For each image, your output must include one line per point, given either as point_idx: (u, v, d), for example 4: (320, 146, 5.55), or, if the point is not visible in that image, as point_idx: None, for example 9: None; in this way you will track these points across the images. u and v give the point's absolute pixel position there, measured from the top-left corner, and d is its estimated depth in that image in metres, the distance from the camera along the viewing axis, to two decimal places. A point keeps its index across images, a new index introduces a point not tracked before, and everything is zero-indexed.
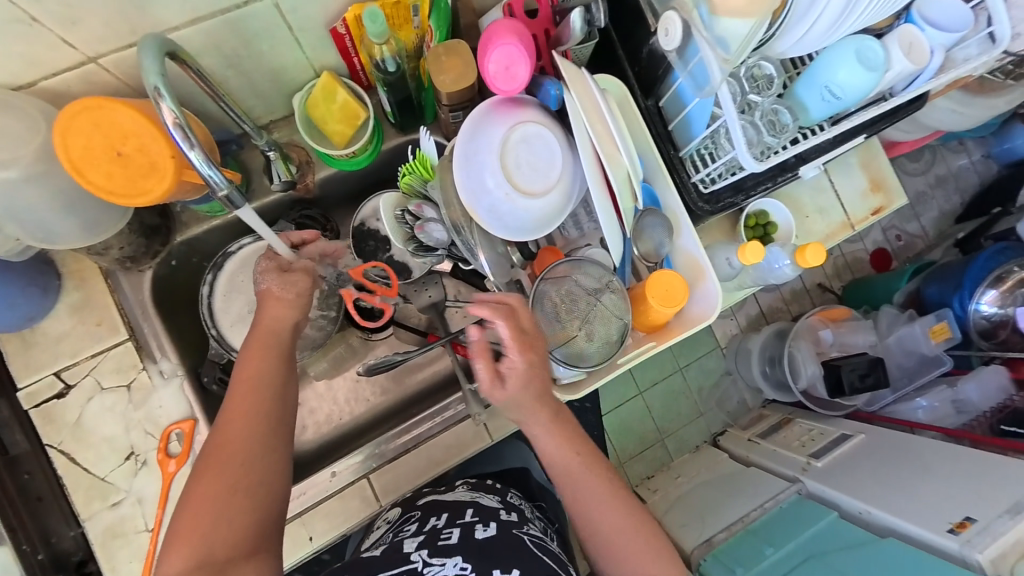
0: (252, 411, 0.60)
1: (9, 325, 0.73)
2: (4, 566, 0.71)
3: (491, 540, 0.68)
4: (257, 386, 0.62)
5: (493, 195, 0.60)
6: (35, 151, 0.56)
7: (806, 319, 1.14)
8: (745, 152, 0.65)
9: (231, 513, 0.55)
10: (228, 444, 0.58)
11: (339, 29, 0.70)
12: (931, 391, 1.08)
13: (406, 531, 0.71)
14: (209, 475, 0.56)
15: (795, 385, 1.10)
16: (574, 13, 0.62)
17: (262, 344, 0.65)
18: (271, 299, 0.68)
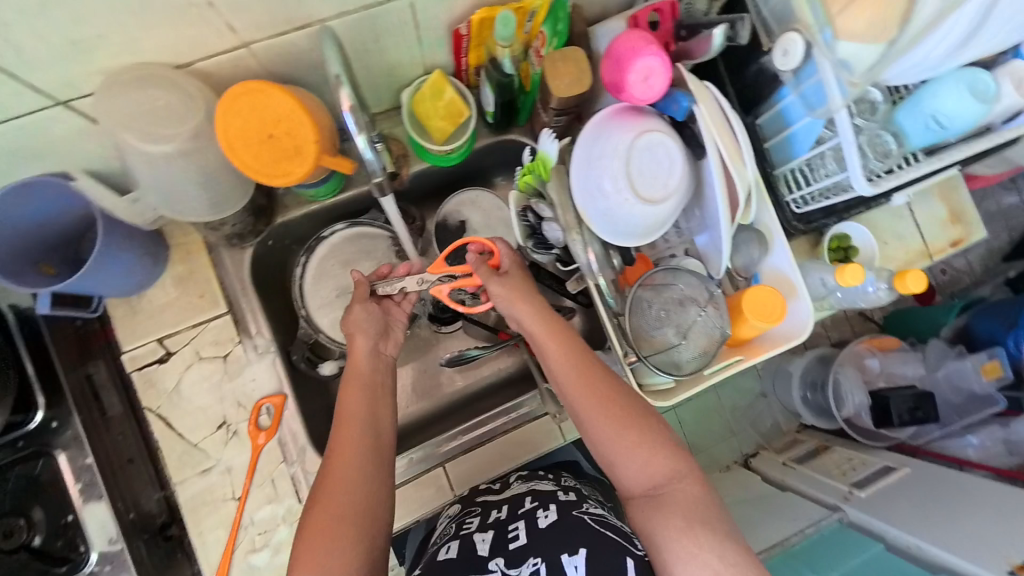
0: (351, 445, 0.63)
1: (122, 290, 0.76)
2: (101, 522, 0.73)
3: (554, 525, 0.65)
4: (355, 421, 0.65)
5: (613, 201, 0.62)
6: (190, 129, 0.59)
7: (852, 345, 1.12)
8: (860, 178, 0.66)
9: (344, 543, 0.57)
10: (334, 479, 0.61)
11: (462, 31, 0.74)
12: (982, 429, 1.06)
13: (470, 526, 0.69)
14: (322, 508, 0.59)
15: (839, 412, 1.07)
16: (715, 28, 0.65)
17: (356, 383, 0.68)
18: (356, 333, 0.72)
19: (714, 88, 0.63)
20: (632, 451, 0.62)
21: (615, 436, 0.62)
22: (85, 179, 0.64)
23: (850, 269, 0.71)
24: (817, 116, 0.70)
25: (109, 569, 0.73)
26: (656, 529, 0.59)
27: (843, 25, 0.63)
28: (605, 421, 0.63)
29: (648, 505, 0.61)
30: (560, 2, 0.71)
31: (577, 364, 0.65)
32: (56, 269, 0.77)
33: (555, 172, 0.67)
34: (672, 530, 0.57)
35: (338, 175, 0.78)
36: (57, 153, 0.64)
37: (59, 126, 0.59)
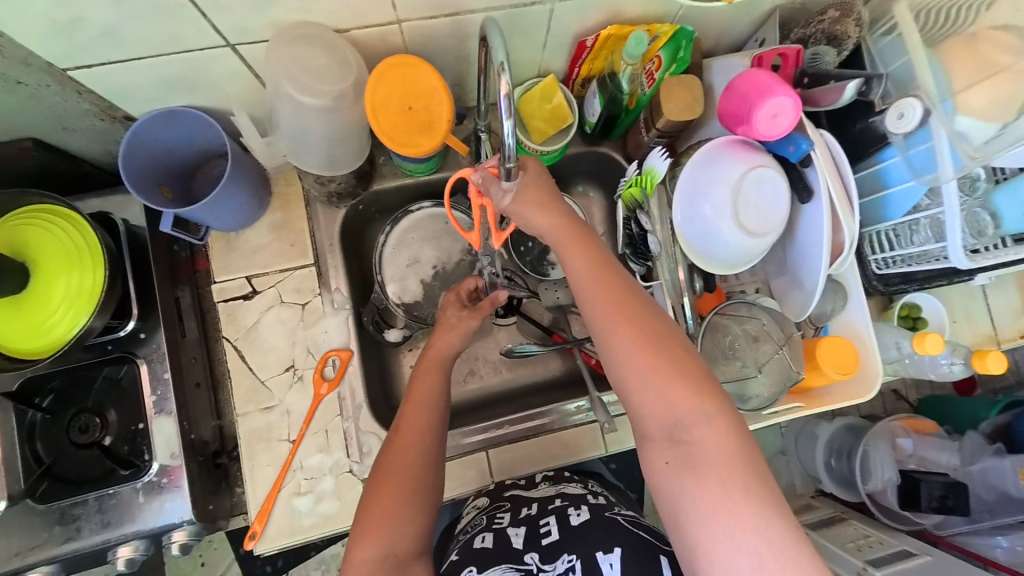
0: (423, 424, 0.67)
1: (226, 225, 0.80)
2: (166, 436, 0.77)
3: (586, 524, 0.66)
4: (427, 401, 0.69)
5: (714, 226, 0.65)
6: (337, 90, 0.64)
7: (885, 421, 1.09)
8: (959, 249, 0.68)
9: (407, 516, 0.63)
10: (403, 451, 0.66)
11: (587, 42, 0.77)
12: (1015, 532, 0.98)
13: (502, 519, 0.71)
14: (390, 480, 0.64)
15: (863, 484, 1.05)
16: (849, 81, 0.68)
17: (431, 370, 0.73)
18: (446, 325, 0.78)
19: (828, 137, 0.66)
20: (655, 385, 0.54)
21: (637, 366, 0.55)
22: (241, 117, 0.73)
23: (929, 338, 0.74)
24: (922, 181, 0.70)
25: (165, 482, 0.76)
26: (680, 484, 0.52)
27: (963, 101, 0.65)
28: (626, 345, 0.55)
29: (672, 455, 0.53)
30: (684, 31, 0.74)
31: (600, 281, 0.58)
32: (172, 194, 0.79)
33: (658, 188, 0.70)
34: (704, 493, 0.51)
35: (437, 158, 0.80)
36: (206, 89, 0.69)
37: (218, 66, 0.64)
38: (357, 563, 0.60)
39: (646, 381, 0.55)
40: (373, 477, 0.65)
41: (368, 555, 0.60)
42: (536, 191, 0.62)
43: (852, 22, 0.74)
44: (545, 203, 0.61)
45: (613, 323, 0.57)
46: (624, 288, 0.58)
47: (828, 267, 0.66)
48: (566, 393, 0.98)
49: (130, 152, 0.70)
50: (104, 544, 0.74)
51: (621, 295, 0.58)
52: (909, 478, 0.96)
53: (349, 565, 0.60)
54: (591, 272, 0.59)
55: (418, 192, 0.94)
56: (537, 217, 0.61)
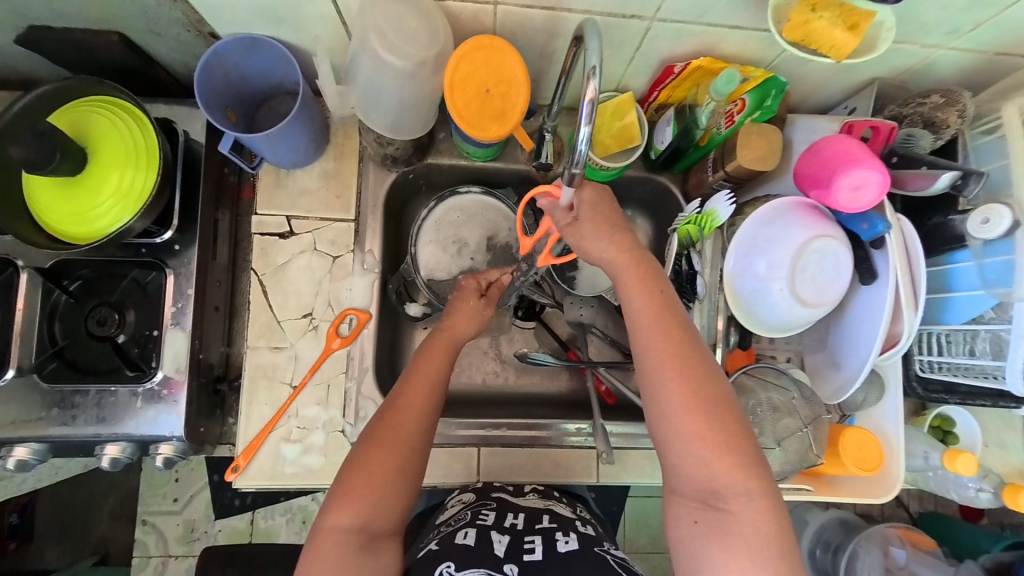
0: (421, 403, 0.67)
1: (279, 162, 0.81)
2: (177, 349, 0.78)
3: (574, 554, 0.65)
4: (431, 378, 0.69)
5: (766, 286, 0.62)
6: (422, 56, 0.62)
7: (882, 526, 1.04)
8: (1018, 374, 0.64)
9: (388, 495, 0.62)
10: (398, 429, 0.65)
11: (675, 68, 0.75)
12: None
13: (487, 520, 0.70)
14: (380, 453, 0.63)
15: None
16: (946, 172, 0.65)
17: (440, 350, 0.73)
18: (461, 309, 0.78)
19: (907, 224, 0.61)
20: (698, 448, 0.55)
21: (685, 425, 0.56)
22: (324, 58, 0.68)
23: (964, 458, 0.68)
24: (993, 294, 0.66)
25: (165, 394, 0.77)
26: (703, 542, 0.54)
27: None
28: (679, 408, 0.56)
29: (703, 516, 0.56)
30: (777, 81, 0.72)
31: (660, 334, 0.59)
32: (236, 119, 0.81)
33: (715, 233, 0.68)
34: (728, 560, 0.53)
35: (498, 146, 0.80)
36: (294, 25, 0.70)
37: (312, 5, 0.65)
38: (328, 531, 0.60)
39: (690, 445, 0.56)
40: (364, 443, 0.65)
41: (342, 523, 0.60)
42: (608, 228, 0.62)
43: (955, 112, 0.70)
44: (618, 242, 0.62)
45: (666, 377, 0.57)
46: (686, 343, 0.58)
47: (875, 356, 0.62)
48: (567, 412, 0.95)
49: (207, 70, 0.71)
50: (94, 438, 0.76)
51: (680, 351, 0.58)
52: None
53: (317, 531, 0.60)
54: (650, 323, 0.59)
55: (468, 176, 0.94)
56: (609, 253, 0.62)
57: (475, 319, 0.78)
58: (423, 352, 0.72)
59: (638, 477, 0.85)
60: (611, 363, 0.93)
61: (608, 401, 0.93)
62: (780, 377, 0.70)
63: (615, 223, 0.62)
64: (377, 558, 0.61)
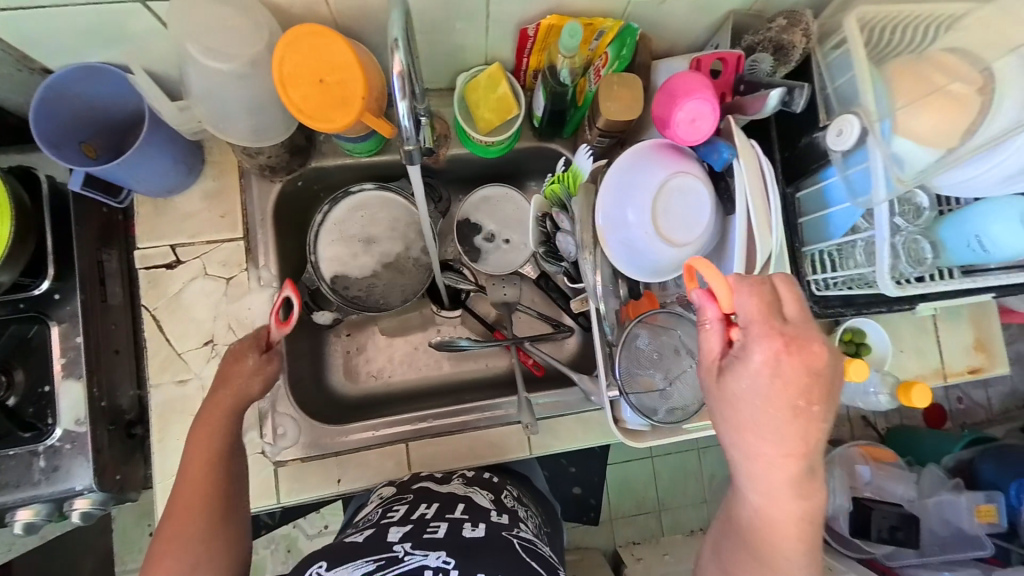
0: (203, 488, 0.61)
1: (151, 190, 0.78)
2: (73, 401, 0.76)
3: (478, 540, 0.62)
4: (213, 460, 0.63)
5: (632, 231, 0.63)
6: (250, 56, 0.61)
7: (845, 447, 1.06)
8: (886, 276, 0.66)
9: (207, 561, 0.58)
10: (184, 527, 0.59)
11: (529, 31, 0.74)
12: (961, 569, 0.97)
13: (392, 517, 0.68)
14: (166, 557, 0.57)
15: (816, 509, 1.03)
16: (774, 90, 0.63)
17: (213, 423, 0.65)
18: (237, 364, 0.69)
19: (758, 147, 0.61)
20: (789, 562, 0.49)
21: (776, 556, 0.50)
22: (141, 76, 0.66)
23: (853, 365, 0.71)
24: (857, 204, 0.67)
25: (69, 448, 0.75)
26: None
27: (903, 121, 0.62)
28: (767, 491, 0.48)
29: None
30: (631, 29, 0.71)
31: (772, 408, 0.46)
32: (98, 153, 0.77)
33: (585, 188, 0.67)
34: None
35: (378, 137, 0.78)
36: (122, 47, 0.66)
37: (132, 22, 0.61)
38: None
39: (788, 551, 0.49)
40: (162, 526, 0.60)
41: None
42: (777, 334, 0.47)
43: (800, 32, 0.71)
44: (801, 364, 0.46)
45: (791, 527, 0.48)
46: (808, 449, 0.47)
47: None
48: (503, 392, 0.95)
49: (44, 106, 0.68)
50: (4, 506, 0.73)
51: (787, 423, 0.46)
52: (861, 506, 1.00)
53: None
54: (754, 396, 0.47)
55: (362, 174, 0.92)
56: (750, 379, 0.47)
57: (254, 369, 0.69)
58: (196, 421, 0.65)
59: (572, 442, 0.86)
60: (535, 335, 0.94)
61: (536, 372, 0.94)
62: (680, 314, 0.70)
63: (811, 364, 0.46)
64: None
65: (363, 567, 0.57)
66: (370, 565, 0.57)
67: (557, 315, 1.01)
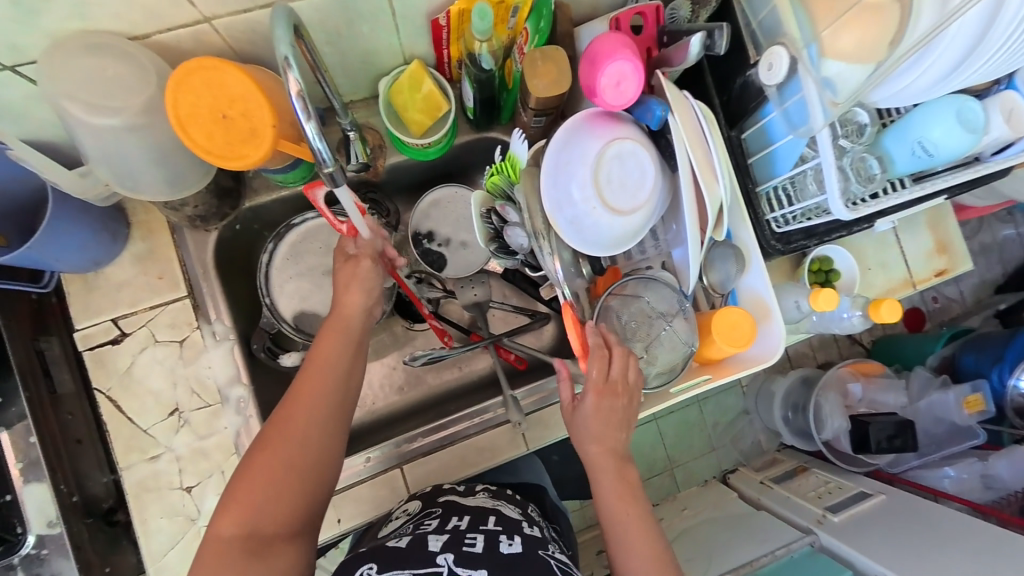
0: (316, 394, 0.60)
1: (76, 266, 0.73)
2: (39, 503, 0.71)
3: (517, 558, 0.63)
4: (330, 369, 0.62)
5: (578, 207, 0.61)
6: (144, 103, 0.56)
7: (834, 369, 1.07)
8: (839, 202, 0.64)
9: (286, 489, 0.57)
10: (288, 426, 0.58)
11: (440, 21, 0.70)
12: (960, 461, 1.03)
13: (428, 527, 0.67)
14: (265, 452, 0.57)
15: (818, 434, 1.05)
16: (695, 36, 0.60)
17: (336, 334, 0.65)
18: (346, 286, 0.67)
19: (691, 96, 0.60)
20: None
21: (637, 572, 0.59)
22: (18, 146, 0.56)
23: (823, 293, 0.70)
24: (799, 134, 0.66)
25: (47, 552, 0.71)
26: None
27: (830, 43, 0.62)
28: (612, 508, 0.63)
29: None
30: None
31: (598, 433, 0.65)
32: (8, 239, 0.71)
33: (526, 174, 0.64)
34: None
35: (307, 164, 0.75)
36: (6, 121, 0.61)
37: (5, 92, 0.56)
38: (213, 541, 0.54)
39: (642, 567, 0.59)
40: (254, 444, 0.58)
41: (227, 529, 0.54)
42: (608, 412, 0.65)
43: None
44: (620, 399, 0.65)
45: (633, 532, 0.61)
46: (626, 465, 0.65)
47: (698, 242, 0.59)
48: (491, 392, 0.94)
49: None
50: None
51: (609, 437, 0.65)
52: (858, 423, 0.96)
53: (203, 546, 0.54)
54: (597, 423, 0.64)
55: (301, 204, 0.88)
56: (590, 425, 0.65)
57: (368, 289, 0.67)
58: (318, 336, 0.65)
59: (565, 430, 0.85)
60: (511, 330, 0.92)
61: (520, 367, 0.93)
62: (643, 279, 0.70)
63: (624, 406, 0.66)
64: (272, 563, 0.54)
65: None
66: None
67: (531, 305, 1.00)
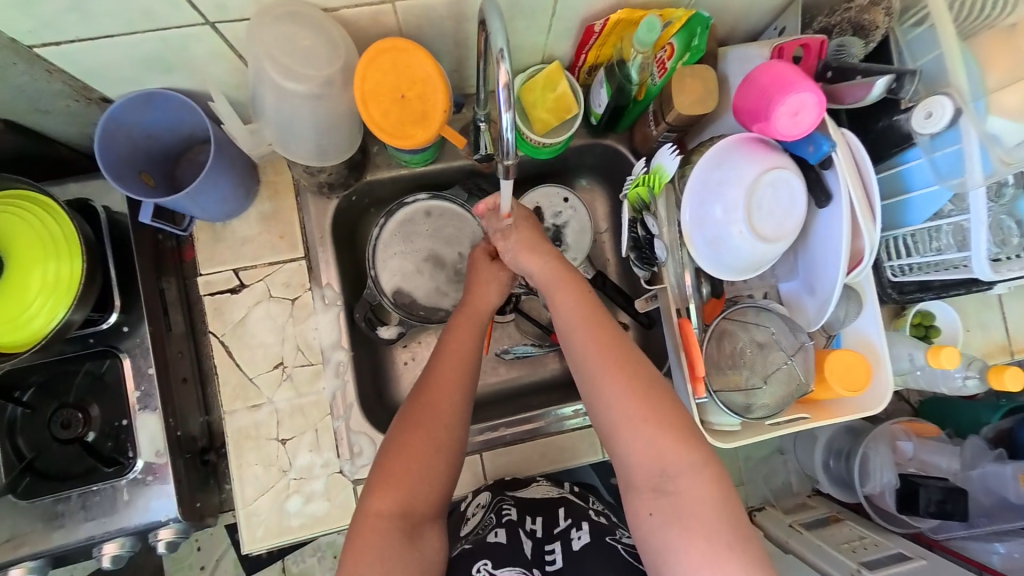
0: (456, 380, 0.66)
1: (211, 216, 0.76)
2: (151, 433, 0.75)
3: (592, 553, 0.64)
4: (462, 360, 0.68)
5: (724, 228, 0.62)
6: (325, 75, 0.58)
7: (887, 423, 1.03)
8: (984, 260, 0.64)
9: (435, 468, 0.62)
10: (434, 408, 0.64)
11: (595, 27, 0.71)
12: (1014, 539, 0.93)
13: (512, 517, 0.70)
14: (417, 434, 0.62)
15: (860, 487, 1.00)
16: (880, 77, 0.61)
17: (469, 325, 0.71)
18: (479, 287, 0.74)
19: (849, 134, 0.61)
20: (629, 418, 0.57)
21: (624, 429, 0.57)
22: (221, 103, 0.65)
23: (944, 352, 0.71)
24: (948, 185, 0.65)
25: (151, 480, 0.75)
26: (672, 542, 0.54)
27: (998, 100, 0.61)
28: (582, 346, 0.62)
29: (657, 506, 0.56)
30: (700, 17, 0.67)
31: (563, 287, 0.66)
32: (155, 182, 0.75)
33: (668, 188, 0.66)
34: (687, 543, 0.53)
35: (436, 147, 0.76)
36: (186, 72, 0.63)
37: (199, 46, 0.59)
38: (373, 517, 0.58)
39: (635, 429, 0.57)
40: (399, 427, 0.63)
41: (385, 507, 0.58)
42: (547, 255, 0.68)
43: (882, 11, 0.67)
44: (554, 272, 0.67)
45: (619, 394, 0.58)
46: (605, 329, 0.62)
47: (845, 276, 0.62)
48: (565, 394, 0.95)
49: (106, 138, 0.65)
50: (90, 541, 0.73)
51: (581, 298, 0.65)
52: (908, 483, 0.93)
53: (359, 521, 0.58)
54: (568, 297, 0.65)
55: (414, 185, 0.89)
56: (564, 306, 0.65)
57: (496, 288, 0.74)
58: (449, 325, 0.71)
59: None
60: None
61: None
62: (757, 303, 0.72)
63: (580, 284, 0.66)
64: (423, 545, 0.60)
65: None
66: None
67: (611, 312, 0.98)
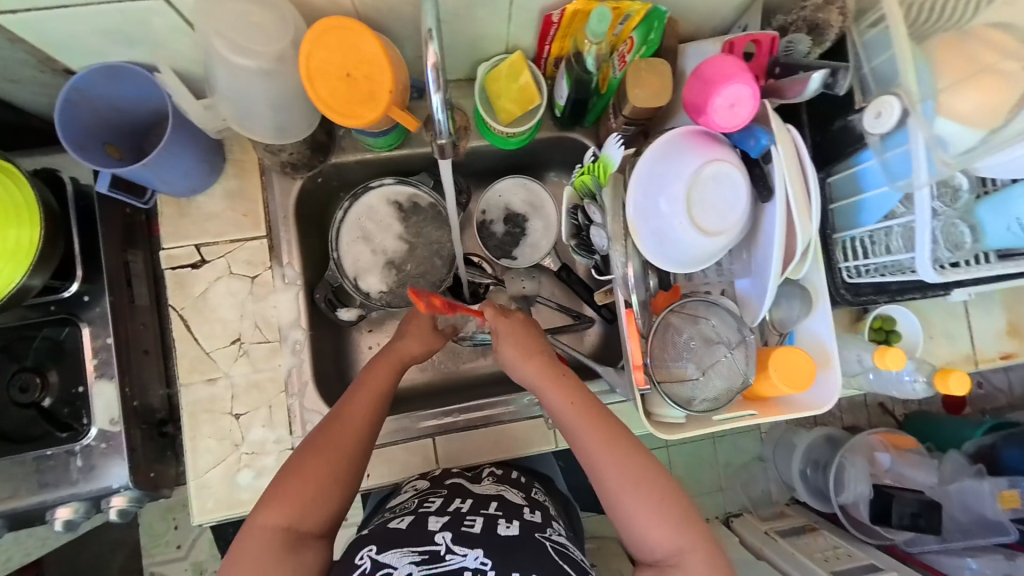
0: (362, 418, 0.69)
1: (175, 190, 0.77)
2: (107, 402, 0.77)
3: (513, 540, 0.64)
4: (375, 398, 0.71)
5: (665, 221, 0.62)
6: (276, 51, 0.59)
7: (867, 434, 1.02)
8: (926, 263, 0.64)
9: (328, 493, 0.64)
10: (338, 438, 0.67)
11: (553, 18, 0.72)
12: (983, 555, 0.93)
13: (429, 506, 0.70)
14: (317, 458, 0.65)
15: (836, 497, 0.99)
16: (816, 73, 0.62)
17: (389, 365, 0.74)
18: (410, 332, 0.77)
19: (794, 129, 0.60)
20: (630, 504, 0.62)
21: (629, 514, 0.63)
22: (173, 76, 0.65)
23: (890, 353, 0.71)
24: (896, 187, 0.65)
25: (104, 448, 0.76)
26: None
27: (947, 102, 0.60)
28: (583, 436, 0.66)
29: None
30: (659, 12, 0.68)
31: (551, 379, 0.69)
32: (121, 154, 0.77)
33: (613, 178, 0.66)
34: None
35: (399, 131, 0.76)
36: (146, 45, 0.65)
37: (154, 19, 0.60)
38: (257, 530, 0.60)
39: (640, 515, 0.62)
40: (301, 449, 0.66)
41: (272, 519, 0.61)
42: (525, 347, 0.71)
43: (836, 10, 0.67)
44: (539, 365, 0.70)
45: (620, 486, 0.63)
46: (600, 416, 0.66)
47: (778, 273, 0.62)
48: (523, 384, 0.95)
49: (69, 108, 0.67)
50: (43, 504, 0.75)
51: (569, 387, 0.68)
52: (880, 494, 0.90)
53: (246, 529, 0.61)
54: (558, 391, 0.68)
55: (382, 170, 0.90)
56: (557, 400, 0.68)
57: (425, 341, 0.78)
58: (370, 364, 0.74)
59: None
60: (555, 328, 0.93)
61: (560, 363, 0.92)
62: (705, 299, 0.72)
63: (568, 375, 0.70)
64: (302, 557, 0.61)
65: (410, 556, 0.61)
66: (416, 556, 0.61)
67: (577, 305, 0.99)
